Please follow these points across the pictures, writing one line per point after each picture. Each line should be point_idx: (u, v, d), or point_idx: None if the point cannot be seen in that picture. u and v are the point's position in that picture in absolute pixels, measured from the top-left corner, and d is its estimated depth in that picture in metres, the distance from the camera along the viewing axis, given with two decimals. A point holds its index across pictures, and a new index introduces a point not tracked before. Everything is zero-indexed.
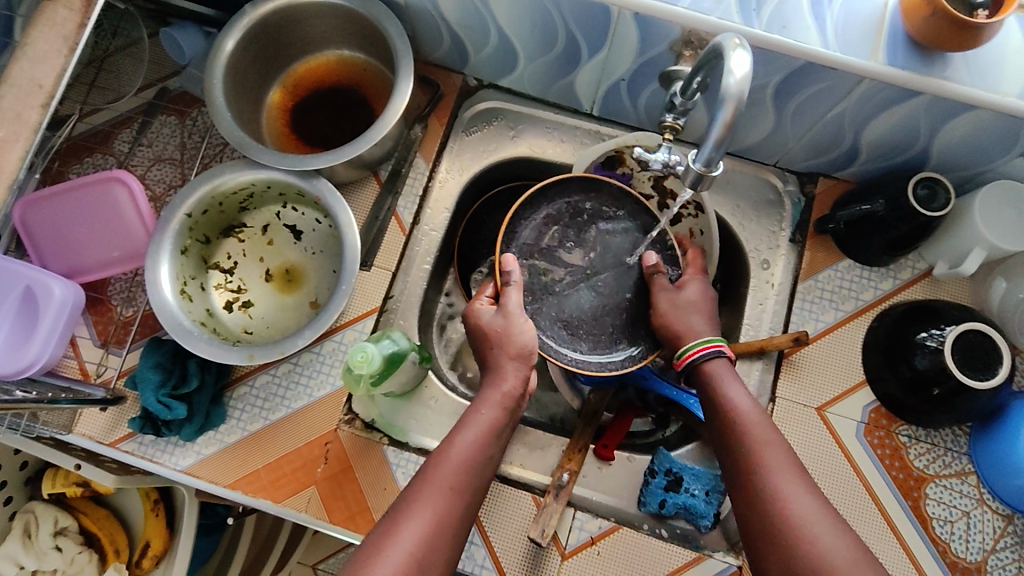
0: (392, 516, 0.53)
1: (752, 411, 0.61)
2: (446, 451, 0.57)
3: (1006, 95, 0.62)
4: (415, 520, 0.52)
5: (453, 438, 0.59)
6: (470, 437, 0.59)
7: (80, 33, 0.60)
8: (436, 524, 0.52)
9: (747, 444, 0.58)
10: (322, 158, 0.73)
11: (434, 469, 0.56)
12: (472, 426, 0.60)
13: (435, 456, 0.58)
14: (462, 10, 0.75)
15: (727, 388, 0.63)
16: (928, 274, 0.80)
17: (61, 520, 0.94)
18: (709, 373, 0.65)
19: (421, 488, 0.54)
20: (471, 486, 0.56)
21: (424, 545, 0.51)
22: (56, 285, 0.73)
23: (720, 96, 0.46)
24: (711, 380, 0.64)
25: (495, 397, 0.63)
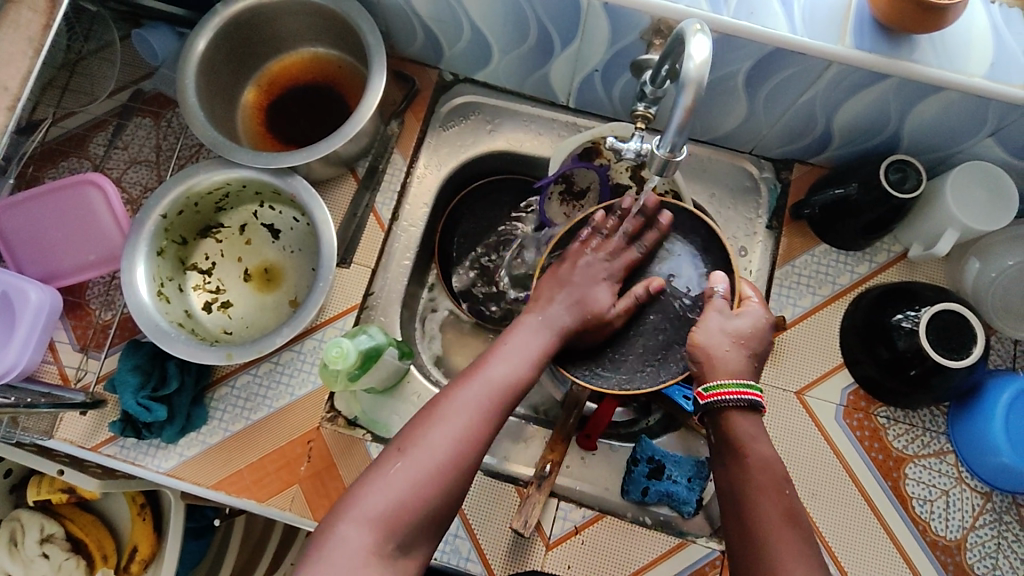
0: (427, 411, 0.54)
1: (779, 498, 0.51)
2: (484, 366, 0.58)
3: (972, 76, 0.62)
4: (450, 419, 0.53)
5: (493, 355, 0.59)
6: (510, 355, 0.59)
7: (46, 35, 0.60)
8: (468, 426, 0.53)
9: (760, 521, 0.50)
10: (297, 155, 0.73)
11: (473, 376, 0.57)
12: (513, 348, 0.60)
13: (476, 365, 0.59)
14: (433, 4, 0.74)
15: (752, 463, 0.53)
16: (904, 256, 0.80)
17: (47, 527, 0.93)
18: (731, 430, 0.54)
19: (457, 391, 0.55)
20: (508, 400, 0.56)
21: (480, 418, 0.54)
22: (32, 289, 0.73)
23: (681, 82, 0.46)
24: (732, 436, 0.54)
25: (541, 320, 0.63)
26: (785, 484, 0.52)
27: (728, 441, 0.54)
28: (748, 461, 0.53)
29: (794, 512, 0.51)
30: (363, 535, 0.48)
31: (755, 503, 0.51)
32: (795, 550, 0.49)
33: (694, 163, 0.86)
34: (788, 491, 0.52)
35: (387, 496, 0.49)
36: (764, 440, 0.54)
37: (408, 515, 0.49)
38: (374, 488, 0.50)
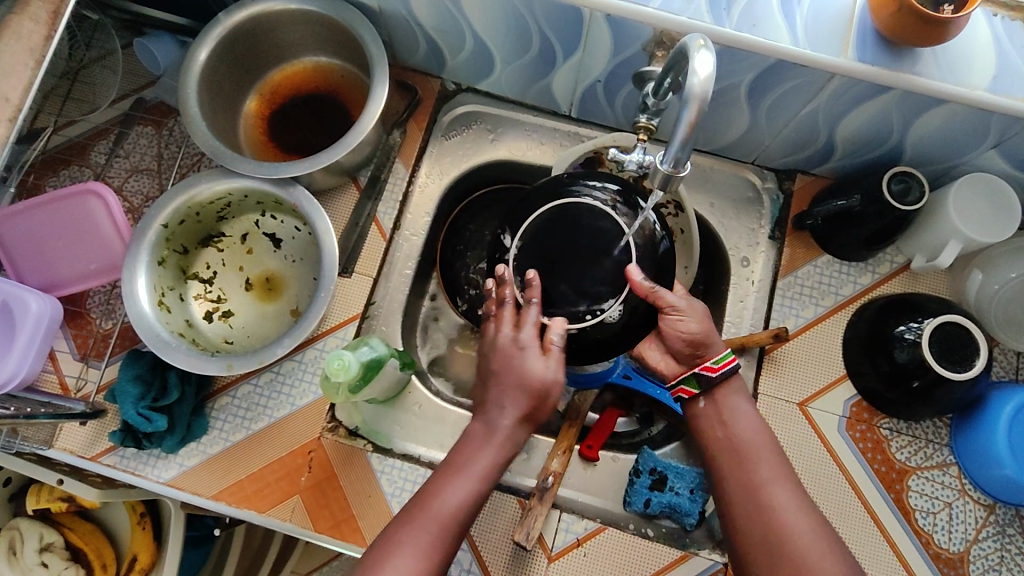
0: (375, 557, 0.56)
1: (763, 448, 0.63)
2: (430, 498, 0.59)
3: (975, 88, 0.62)
4: (395, 563, 0.55)
5: (443, 482, 0.60)
6: (458, 485, 0.60)
7: (47, 45, 0.60)
8: (414, 567, 0.55)
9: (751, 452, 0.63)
10: (299, 165, 0.73)
11: (419, 512, 0.58)
12: (468, 471, 0.61)
13: (424, 495, 0.60)
14: (436, 15, 0.75)
15: (737, 426, 0.64)
16: (907, 267, 0.80)
17: (46, 536, 0.93)
18: (718, 403, 0.66)
19: (403, 532, 0.57)
20: (447, 543, 0.58)
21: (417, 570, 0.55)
22: (33, 299, 0.73)
23: (685, 96, 0.46)
24: (721, 397, 0.66)
25: (486, 436, 0.62)
26: (769, 440, 0.64)
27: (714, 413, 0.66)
28: (733, 425, 0.65)
29: (781, 463, 0.62)
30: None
31: (745, 460, 0.62)
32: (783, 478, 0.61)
33: (696, 174, 0.86)
34: (773, 444, 0.64)
35: None
36: (747, 407, 0.65)
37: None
38: None
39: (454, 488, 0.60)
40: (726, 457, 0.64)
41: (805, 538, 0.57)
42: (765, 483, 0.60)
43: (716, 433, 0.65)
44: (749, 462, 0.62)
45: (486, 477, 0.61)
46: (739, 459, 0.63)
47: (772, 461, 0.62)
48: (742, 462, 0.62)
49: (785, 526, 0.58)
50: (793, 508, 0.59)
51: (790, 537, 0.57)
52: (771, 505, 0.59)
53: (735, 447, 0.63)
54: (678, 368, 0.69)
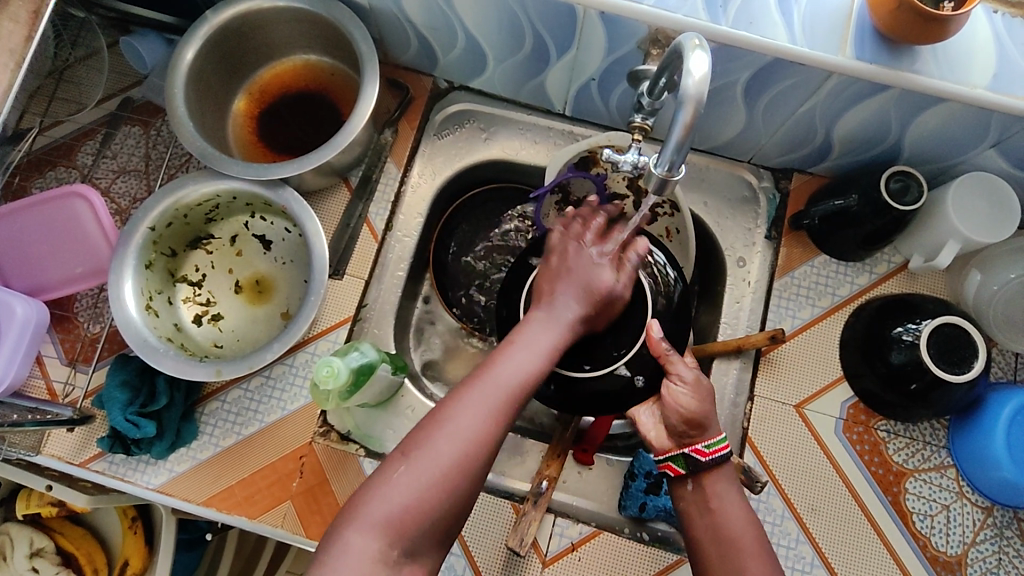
0: (435, 415, 0.52)
1: (754, 545, 0.56)
2: (492, 364, 0.55)
3: (975, 87, 0.61)
4: (456, 424, 0.51)
5: (506, 347, 0.56)
6: (520, 353, 0.55)
7: (27, 46, 0.59)
8: (478, 428, 0.51)
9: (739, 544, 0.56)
10: (289, 166, 0.72)
11: (480, 378, 0.54)
12: (529, 340, 0.56)
13: (488, 360, 0.55)
14: (427, 12, 0.73)
15: (727, 516, 0.57)
16: (904, 267, 0.80)
17: (36, 542, 0.92)
18: (707, 489, 0.59)
19: (463, 397, 0.53)
20: (511, 411, 0.53)
21: (480, 436, 0.51)
22: (18, 303, 0.71)
23: (679, 98, 0.45)
24: (710, 486, 0.59)
25: (550, 315, 0.58)
26: (758, 534, 0.57)
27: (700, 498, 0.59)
28: (722, 512, 0.58)
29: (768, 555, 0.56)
30: (369, 546, 0.47)
31: (737, 554, 0.55)
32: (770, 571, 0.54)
33: (692, 173, 0.85)
34: (762, 543, 0.56)
35: (384, 515, 0.48)
36: (737, 495, 0.59)
37: (412, 529, 0.49)
38: (374, 507, 0.49)
39: (521, 352, 0.55)
40: (712, 553, 0.56)
41: None
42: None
43: (699, 521, 0.58)
44: (739, 561, 0.55)
45: (555, 341, 0.57)
46: (727, 556, 0.56)
47: (761, 558, 0.55)
48: (730, 559, 0.55)
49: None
50: None
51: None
52: None
53: (722, 541, 0.56)
54: (669, 442, 0.62)
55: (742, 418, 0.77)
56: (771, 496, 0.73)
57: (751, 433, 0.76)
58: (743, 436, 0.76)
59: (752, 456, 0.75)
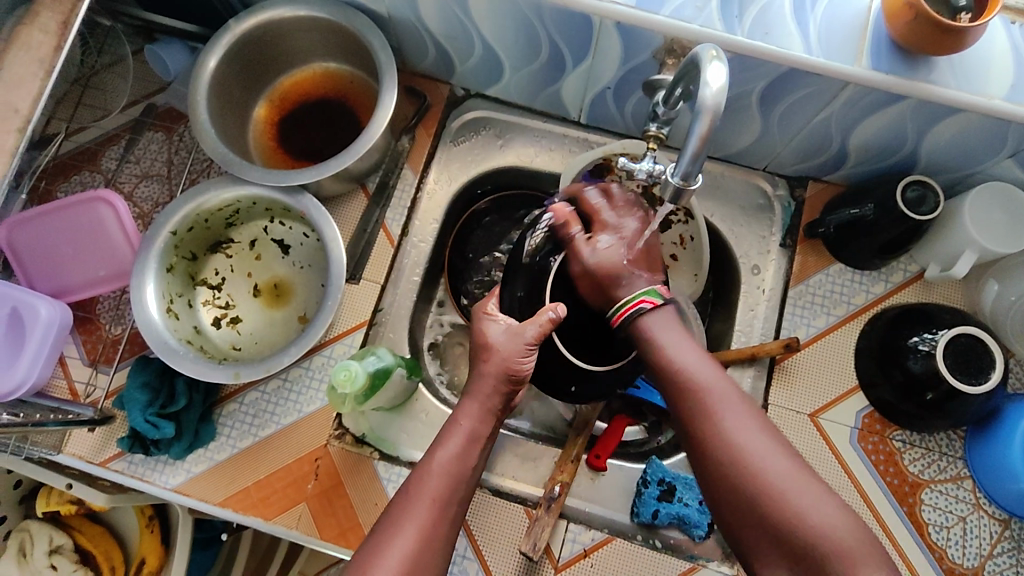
0: (375, 541, 0.52)
1: (704, 371, 0.56)
2: (417, 481, 0.55)
3: (992, 97, 0.61)
4: (395, 548, 0.51)
5: (432, 450, 0.58)
6: (451, 447, 0.58)
7: (56, 56, 0.61)
8: (420, 545, 0.51)
9: (687, 373, 0.56)
10: (307, 174, 0.73)
11: (417, 477, 0.55)
12: (457, 432, 0.59)
13: (417, 470, 0.56)
14: (444, 21, 0.74)
15: (671, 348, 0.58)
16: (921, 276, 0.79)
17: (56, 539, 0.94)
18: (650, 327, 0.59)
19: (409, 502, 0.54)
20: (453, 501, 0.55)
21: (429, 534, 0.52)
22: (43, 305, 0.73)
23: (697, 108, 0.46)
24: (649, 329, 0.59)
25: (479, 406, 0.60)
26: (712, 364, 0.57)
27: (644, 341, 0.60)
28: (670, 346, 0.58)
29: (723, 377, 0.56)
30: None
31: (691, 389, 0.55)
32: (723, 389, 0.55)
33: (707, 181, 0.86)
34: (715, 368, 0.57)
35: None
36: (676, 330, 0.59)
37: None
38: None
39: (450, 453, 0.57)
40: (673, 392, 0.57)
41: (762, 454, 0.51)
42: (716, 410, 0.54)
43: (652, 360, 0.58)
44: (693, 390, 0.55)
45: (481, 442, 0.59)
46: (681, 388, 0.56)
47: (721, 385, 0.55)
48: (688, 392, 0.56)
49: (740, 449, 0.52)
50: (742, 423, 0.53)
51: (755, 465, 0.51)
52: (723, 427, 0.53)
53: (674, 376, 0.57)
54: None
55: None
56: None
57: None
58: None
59: None
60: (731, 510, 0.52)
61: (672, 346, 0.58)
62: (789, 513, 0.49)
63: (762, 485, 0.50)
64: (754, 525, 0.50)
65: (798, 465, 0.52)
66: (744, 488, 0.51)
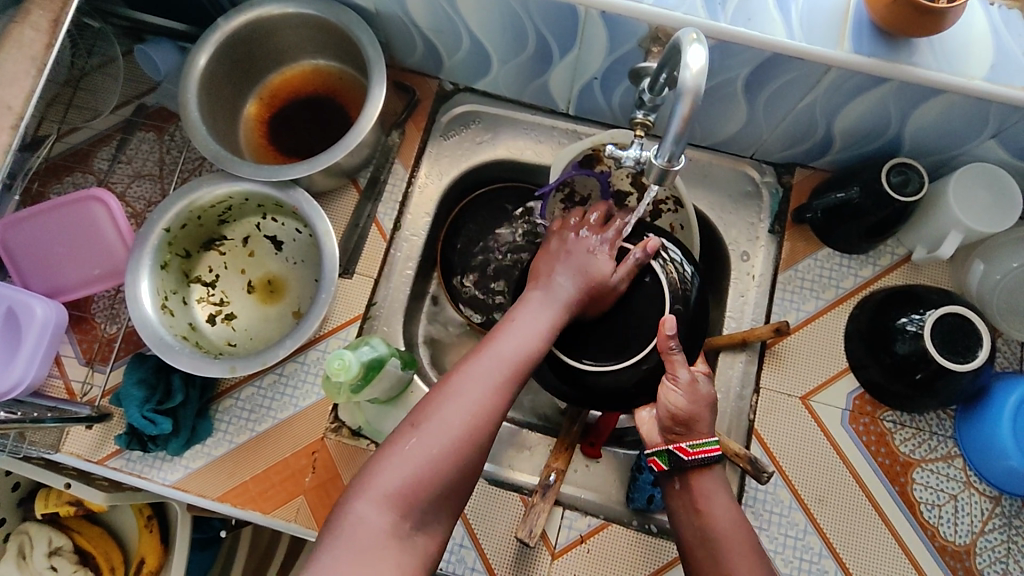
0: (444, 386, 0.55)
1: (742, 547, 0.55)
2: (492, 342, 0.57)
3: (972, 78, 0.62)
4: (460, 396, 0.53)
5: (506, 328, 0.58)
6: (519, 331, 0.58)
7: (48, 53, 0.61)
8: (480, 400, 0.53)
9: (720, 544, 0.55)
10: (299, 168, 0.73)
11: (486, 350, 0.56)
12: (524, 319, 0.59)
13: (489, 342, 0.58)
14: (432, 15, 0.75)
15: (713, 516, 0.56)
16: (908, 259, 0.80)
17: (55, 540, 0.94)
18: (694, 489, 0.58)
19: (468, 367, 0.55)
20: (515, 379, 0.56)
21: (484, 406, 0.53)
22: (38, 305, 0.73)
23: (678, 91, 0.46)
24: (701, 490, 0.58)
25: (548, 294, 0.61)
26: (750, 539, 0.56)
27: (693, 497, 0.58)
28: (708, 512, 0.57)
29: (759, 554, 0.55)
30: (375, 509, 0.49)
31: (720, 555, 0.55)
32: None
33: (695, 169, 0.86)
34: (751, 542, 0.56)
35: (398, 478, 0.50)
36: (725, 495, 0.58)
37: (425, 485, 0.50)
38: (386, 472, 0.50)
39: (514, 337, 0.57)
40: (701, 556, 0.56)
41: None
42: None
43: (687, 518, 0.57)
44: (725, 561, 0.54)
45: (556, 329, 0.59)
46: (715, 558, 0.55)
47: (748, 557, 0.54)
48: (717, 564, 0.54)
49: None
50: None
51: None
52: None
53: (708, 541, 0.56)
54: (658, 438, 0.61)
55: (748, 410, 0.77)
56: (777, 487, 0.74)
57: (757, 425, 0.76)
58: (749, 428, 0.77)
59: (758, 448, 0.75)
60: None
61: (710, 513, 0.57)
62: None
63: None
64: None
65: None
66: None
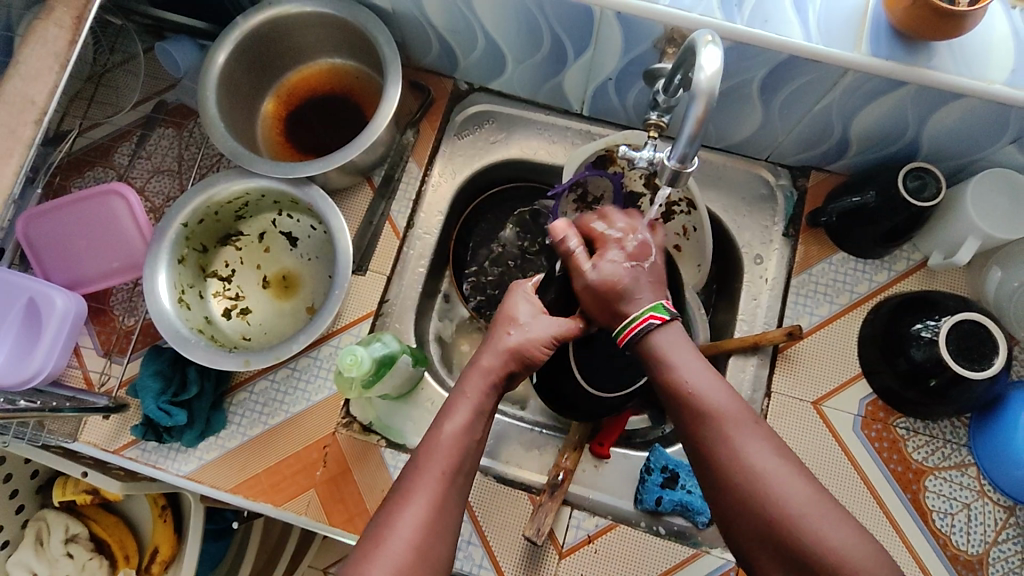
0: (387, 511, 0.52)
1: (710, 384, 0.54)
2: (430, 442, 0.55)
3: (992, 82, 0.61)
4: (405, 526, 0.50)
5: (440, 423, 0.56)
6: (455, 424, 0.56)
7: (71, 50, 0.63)
8: (426, 515, 0.51)
9: (685, 387, 0.54)
10: (314, 166, 0.74)
11: (424, 455, 0.54)
12: (459, 408, 0.57)
13: (421, 450, 0.55)
14: (447, 14, 0.75)
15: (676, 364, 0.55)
16: (924, 265, 0.79)
17: (71, 527, 0.95)
18: (653, 350, 0.57)
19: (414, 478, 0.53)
20: (460, 476, 0.54)
21: (433, 515, 0.51)
22: (58, 296, 0.75)
23: (692, 93, 0.46)
24: (658, 349, 0.56)
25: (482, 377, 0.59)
26: (731, 393, 0.54)
27: (654, 362, 0.56)
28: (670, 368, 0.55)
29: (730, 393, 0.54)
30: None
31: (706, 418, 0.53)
32: (733, 400, 0.53)
33: (709, 171, 0.86)
34: (720, 377, 0.55)
35: None
36: (680, 345, 0.56)
37: None
38: None
39: (452, 430, 0.55)
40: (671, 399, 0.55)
41: (776, 475, 0.50)
42: (718, 418, 0.52)
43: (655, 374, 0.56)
44: (694, 400, 0.54)
45: (487, 415, 0.58)
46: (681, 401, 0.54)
47: (718, 392, 0.53)
48: (687, 407, 0.54)
49: (759, 476, 0.50)
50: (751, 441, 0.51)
51: (764, 485, 0.50)
52: (732, 445, 0.51)
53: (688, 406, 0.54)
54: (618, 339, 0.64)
55: (758, 413, 0.77)
56: None
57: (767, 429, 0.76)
58: None
59: None
60: (743, 540, 0.51)
61: (674, 361, 0.55)
62: (807, 535, 0.48)
63: (790, 528, 0.48)
64: (756, 538, 0.50)
65: (838, 513, 0.49)
66: (755, 513, 0.50)
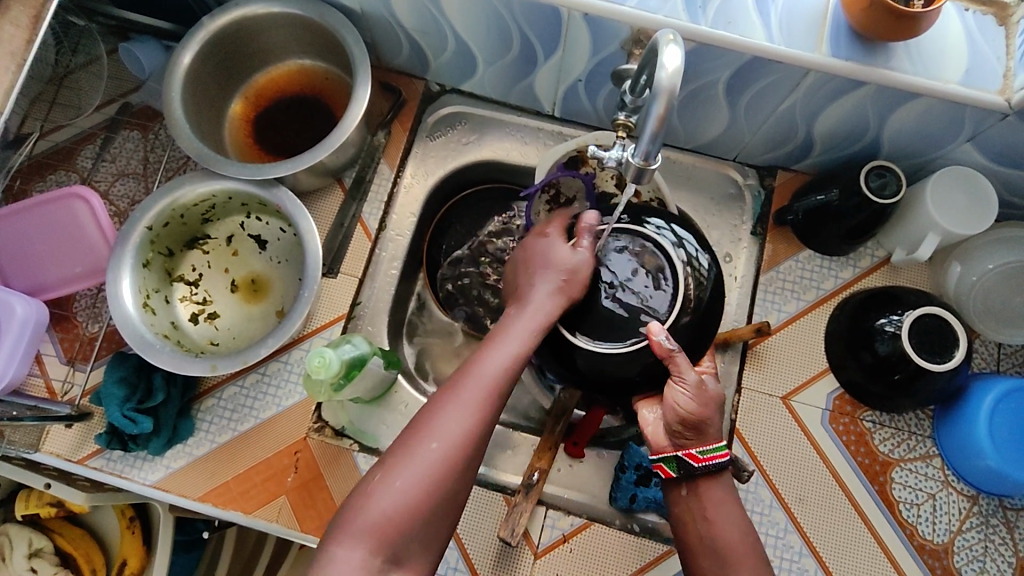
0: (419, 420, 0.52)
1: (747, 556, 0.56)
2: (475, 362, 0.54)
3: (948, 82, 0.63)
4: (439, 431, 0.51)
5: (485, 350, 0.55)
6: (502, 353, 0.54)
7: (28, 49, 0.61)
8: (459, 433, 0.51)
9: (725, 551, 0.56)
10: (282, 167, 0.73)
11: (464, 376, 0.53)
12: (509, 338, 0.55)
13: (462, 368, 0.54)
14: (416, 15, 0.75)
15: (722, 523, 0.57)
16: (887, 261, 0.81)
17: (36, 542, 0.93)
18: (701, 496, 0.57)
19: (447, 397, 0.53)
20: (496, 407, 0.53)
21: (465, 438, 0.51)
22: (18, 303, 0.73)
23: (654, 91, 0.47)
24: (708, 497, 0.57)
25: (528, 307, 0.57)
26: (753, 541, 0.57)
27: (692, 514, 0.58)
28: (716, 523, 0.57)
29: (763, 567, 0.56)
30: (359, 549, 0.48)
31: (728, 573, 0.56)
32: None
33: (678, 171, 0.87)
34: (756, 548, 0.57)
35: (384, 511, 0.48)
36: (732, 504, 0.57)
37: (401, 526, 0.48)
38: (371, 506, 0.49)
39: (495, 360, 0.54)
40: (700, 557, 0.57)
41: None
42: None
43: (696, 526, 0.57)
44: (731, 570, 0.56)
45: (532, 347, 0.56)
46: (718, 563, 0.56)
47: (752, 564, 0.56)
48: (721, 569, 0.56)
49: None
50: None
51: None
52: None
53: (716, 552, 0.56)
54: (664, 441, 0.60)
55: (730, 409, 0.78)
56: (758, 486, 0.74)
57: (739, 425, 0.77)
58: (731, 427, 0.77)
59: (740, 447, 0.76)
60: None
61: (720, 522, 0.57)
62: None
63: None
64: None
65: None
66: None
